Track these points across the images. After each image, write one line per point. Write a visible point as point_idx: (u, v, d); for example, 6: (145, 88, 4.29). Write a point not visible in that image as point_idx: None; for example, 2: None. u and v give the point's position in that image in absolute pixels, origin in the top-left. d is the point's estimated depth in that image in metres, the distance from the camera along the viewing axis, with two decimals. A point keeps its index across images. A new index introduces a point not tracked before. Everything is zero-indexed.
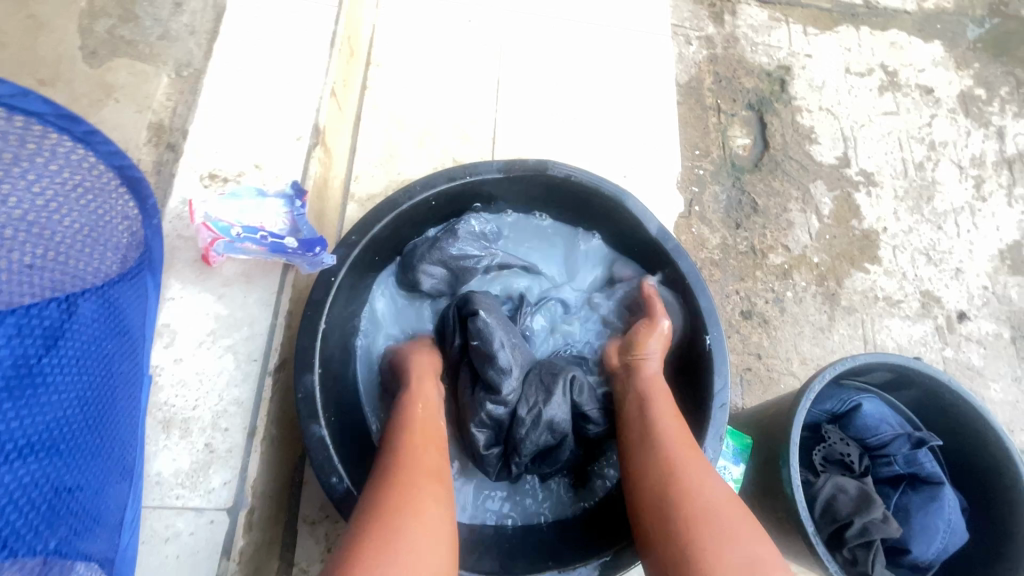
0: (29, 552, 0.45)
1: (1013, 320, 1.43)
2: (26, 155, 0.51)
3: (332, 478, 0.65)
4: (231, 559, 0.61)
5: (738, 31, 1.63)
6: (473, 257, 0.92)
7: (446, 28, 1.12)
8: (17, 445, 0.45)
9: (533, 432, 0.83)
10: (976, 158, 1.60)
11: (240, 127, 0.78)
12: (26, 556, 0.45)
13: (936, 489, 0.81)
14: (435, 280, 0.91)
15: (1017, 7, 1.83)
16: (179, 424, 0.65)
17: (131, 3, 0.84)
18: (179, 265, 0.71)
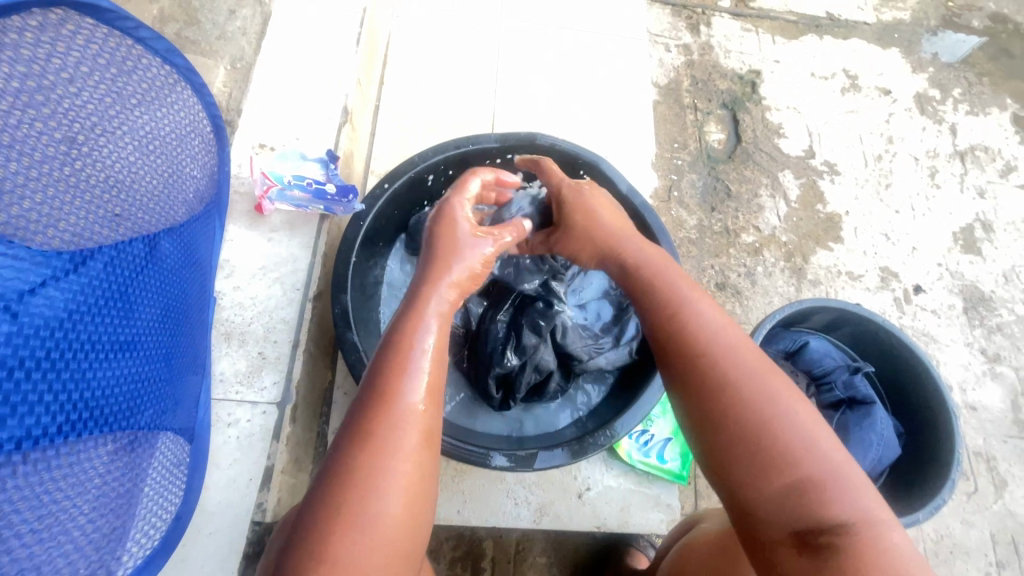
0: (126, 426, 0.60)
1: (965, 293, 1.58)
2: (145, 95, 0.66)
3: (364, 372, 0.79)
4: (279, 441, 0.79)
5: (712, 40, 1.81)
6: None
7: (452, 34, 1.30)
8: (111, 352, 0.59)
9: (526, 372, 0.98)
10: (931, 151, 1.76)
11: (284, 109, 0.96)
12: (124, 429, 0.60)
13: (869, 408, 0.96)
14: None
15: (968, 18, 2.02)
16: (237, 337, 0.82)
17: (194, 10, 1.01)
18: (237, 216, 0.87)
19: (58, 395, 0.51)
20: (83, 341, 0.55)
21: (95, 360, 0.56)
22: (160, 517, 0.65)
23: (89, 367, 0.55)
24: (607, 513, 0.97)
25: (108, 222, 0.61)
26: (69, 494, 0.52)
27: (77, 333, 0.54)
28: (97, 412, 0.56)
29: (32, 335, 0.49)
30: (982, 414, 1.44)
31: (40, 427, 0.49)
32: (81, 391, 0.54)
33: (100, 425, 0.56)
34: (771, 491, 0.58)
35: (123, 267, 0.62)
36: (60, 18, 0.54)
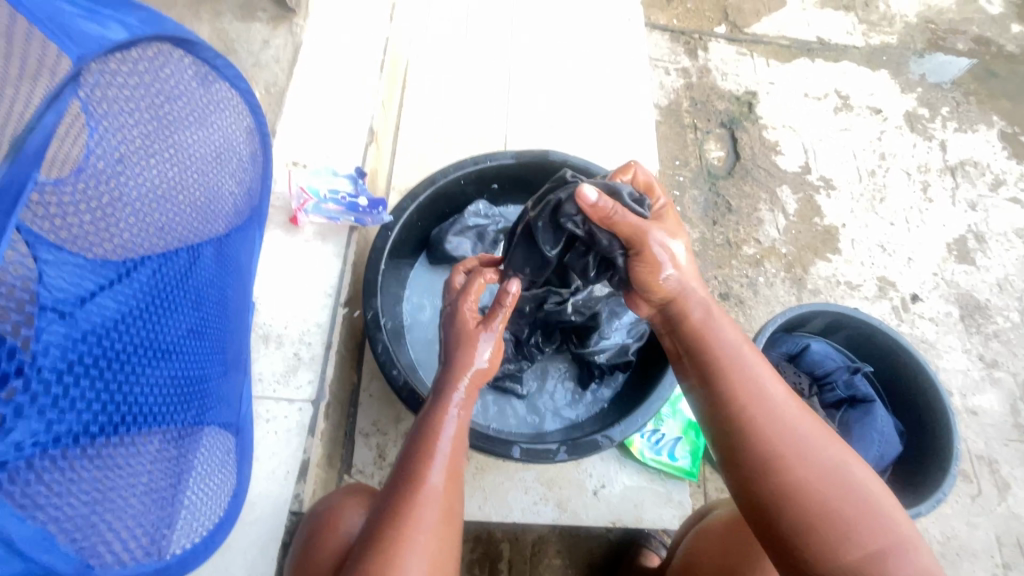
0: (172, 422, 0.64)
1: (961, 301, 1.63)
2: (204, 108, 0.71)
3: (393, 371, 0.84)
4: (314, 436, 0.84)
5: (710, 64, 1.91)
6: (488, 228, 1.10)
7: (466, 60, 1.39)
8: (156, 353, 0.62)
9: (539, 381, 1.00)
10: (923, 166, 1.84)
11: (316, 130, 1.04)
12: (170, 425, 0.63)
13: (869, 406, 1.01)
14: (458, 248, 1.08)
15: (953, 41, 2.13)
16: (274, 339, 0.87)
17: (231, 40, 1.10)
18: (274, 227, 0.93)
19: (109, 392, 0.54)
20: (131, 343, 0.58)
21: (142, 360, 0.60)
22: (214, 502, 0.70)
23: (138, 367, 0.59)
24: (622, 509, 1.00)
25: (159, 231, 0.65)
26: (120, 485, 0.55)
27: (128, 336, 0.58)
28: (144, 408, 0.59)
29: (91, 337, 0.53)
30: (982, 418, 1.48)
31: (96, 421, 0.52)
32: (130, 390, 0.57)
33: (146, 421, 0.59)
34: (851, 560, 0.66)
35: (168, 273, 0.66)
36: (155, 49, 0.59)
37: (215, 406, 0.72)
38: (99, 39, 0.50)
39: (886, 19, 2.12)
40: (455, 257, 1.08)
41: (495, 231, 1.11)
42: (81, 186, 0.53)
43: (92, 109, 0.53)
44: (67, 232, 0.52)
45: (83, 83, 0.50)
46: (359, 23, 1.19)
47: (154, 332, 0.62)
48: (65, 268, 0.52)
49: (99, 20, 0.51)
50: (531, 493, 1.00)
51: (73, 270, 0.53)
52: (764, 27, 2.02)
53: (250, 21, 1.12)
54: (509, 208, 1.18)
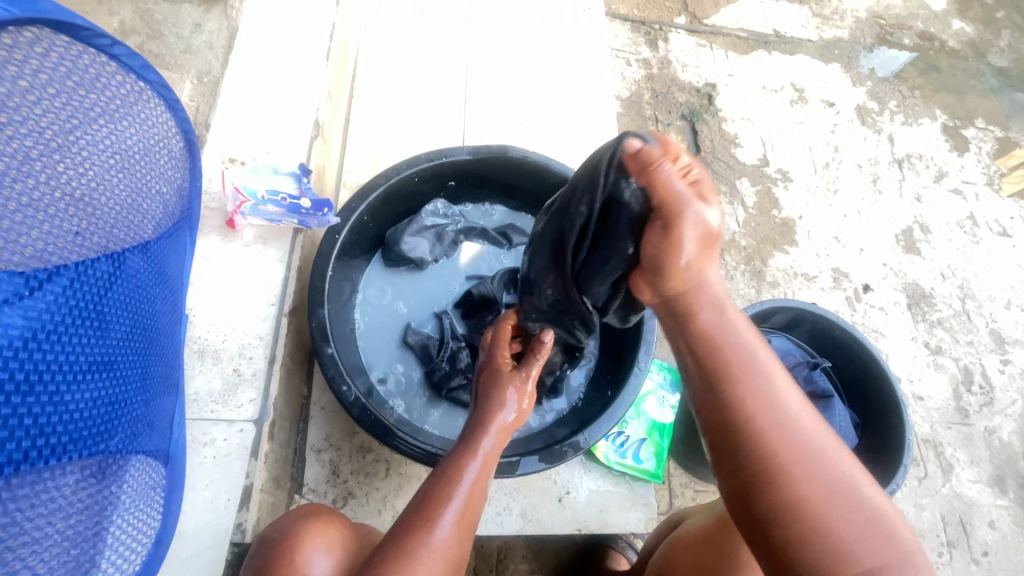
0: (96, 451, 0.56)
1: (909, 290, 1.69)
2: (111, 103, 0.62)
3: (343, 386, 0.79)
4: (258, 459, 0.77)
5: (670, 55, 1.89)
6: (444, 228, 1.06)
7: (420, 48, 1.32)
8: (76, 375, 0.55)
9: None
10: (873, 159, 1.89)
11: (255, 124, 0.96)
12: (93, 454, 0.56)
13: (828, 401, 1.02)
14: (415, 249, 1.03)
15: (900, 36, 2.19)
16: (211, 355, 0.80)
17: (157, 23, 1.00)
18: (207, 231, 0.86)
19: (15, 422, 0.47)
20: (49, 364, 0.51)
21: (64, 382, 0.53)
22: (141, 542, 0.63)
23: (56, 391, 0.52)
24: (588, 515, 0.99)
25: (74, 236, 0.58)
26: (34, 524, 0.48)
27: (44, 358, 0.51)
28: (62, 438, 0.52)
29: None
30: (928, 403, 1.54)
31: (7, 455, 0.45)
32: (49, 416, 0.50)
33: (66, 451, 0.52)
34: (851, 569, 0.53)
35: (88, 284, 0.59)
36: (30, 36, 0.51)
37: (144, 433, 0.65)
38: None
39: (839, 13, 2.16)
40: (412, 259, 1.04)
41: (454, 232, 1.07)
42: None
43: None
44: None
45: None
46: (302, 7, 1.10)
47: (73, 352, 0.55)
48: None
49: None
50: (496, 503, 0.97)
51: None
52: (722, 18, 2.02)
53: (177, 3, 1.03)
54: (470, 207, 1.13)
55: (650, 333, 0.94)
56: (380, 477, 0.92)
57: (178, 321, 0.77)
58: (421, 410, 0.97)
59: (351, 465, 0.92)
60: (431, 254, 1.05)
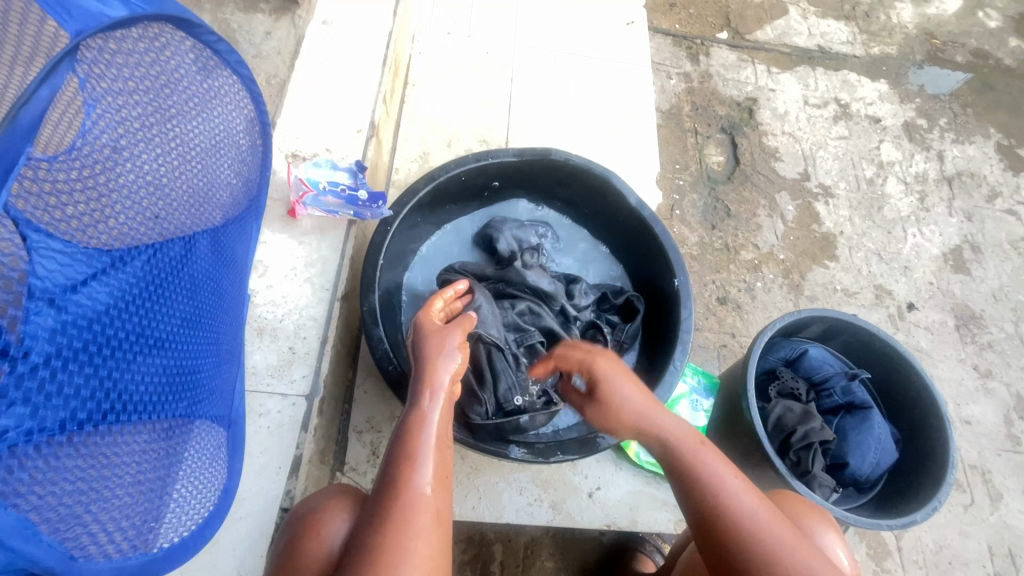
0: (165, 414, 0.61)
1: (957, 311, 1.64)
2: (205, 95, 0.69)
3: (388, 365, 0.84)
4: (307, 432, 0.82)
5: (711, 69, 1.91)
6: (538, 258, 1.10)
7: (467, 58, 1.38)
8: (148, 343, 0.60)
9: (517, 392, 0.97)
10: (920, 176, 1.85)
11: (316, 123, 1.03)
12: (163, 417, 0.61)
13: (867, 413, 1.00)
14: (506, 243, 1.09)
15: (952, 53, 2.14)
16: (269, 332, 0.86)
17: (233, 31, 1.10)
18: (271, 219, 0.92)
19: (99, 385, 0.51)
20: (127, 330, 0.56)
21: (138, 348, 0.58)
22: (206, 496, 0.68)
23: (130, 356, 0.56)
24: (617, 512, 0.99)
25: (150, 218, 0.63)
26: (103, 478, 0.52)
27: (123, 323, 0.56)
28: (135, 401, 0.56)
29: (87, 322, 0.51)
30: (976, 427, 1.48)
31: (88, 411, 0.50)
32: (123, 380, 0.55)
33: (141, 412, 0.57)
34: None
35: (165, 260, 0.64)
36: (154, 32, 0.58)
37: (209, 399, 0.71)
38: (95, 14, 0.49)
39: (887, 29, 2.14)
40: (494, 252, 1.09)
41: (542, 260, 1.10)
42: (67, 171, 0.50)
43: (95, 78, 0.51)
44: (54, 215, 0.49)
45: (79, 56, 0.47)
46: (362, 16, 1.17)
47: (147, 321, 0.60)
48: (64, 257, 0.51)
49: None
50: (526, 494, 0.98)
51: (57, 259, 0.51)
52: (766, 34, 2.03)
53: (251, 13, 1.12)
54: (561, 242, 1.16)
55: (686, 333, 0.95)
56: None
57: (244, 298, 0.84)
58: None
59: (390, 447, 0.96)
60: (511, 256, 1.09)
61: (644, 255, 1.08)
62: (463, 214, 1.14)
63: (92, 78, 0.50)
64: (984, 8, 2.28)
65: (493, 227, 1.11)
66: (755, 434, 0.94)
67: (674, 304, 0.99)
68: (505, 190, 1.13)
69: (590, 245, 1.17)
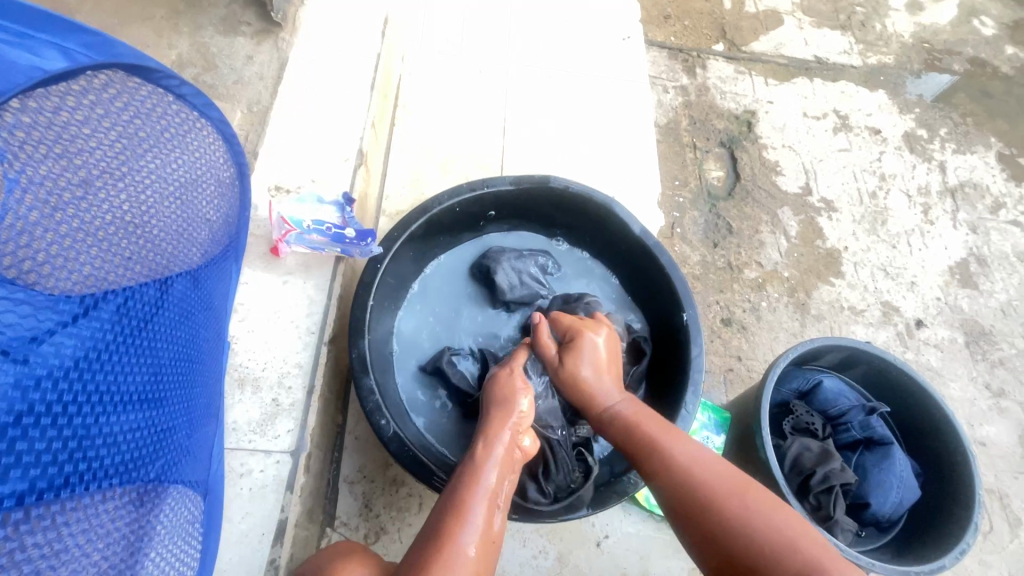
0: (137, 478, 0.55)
1: (966, 327, 1.60)
2: (176, 137, 0.64)
3: (382, 420, 0.78)
4: (293, 491, 0.76)
5: (708, 82, 1.88)
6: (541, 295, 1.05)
7: (459, 77, 1.33)
8: (118, 399, 0.54)
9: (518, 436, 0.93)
10: (923, 188, 1.81)
11: (300, 153, 0.98)
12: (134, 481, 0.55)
13: (887, 449, 0.95)
14: (506, 279, 1.03)
15: (949, 62, 2.12)
16: (251, 382, 0.80)
17: (212, 56, 1.04)
18: (253, 259, 0.87)
19: (55, 453, 0.45)
20: (92, 389, 0.51)
21: (106, 407, 0.52)
22: (182, 574, 0.61)
23: (96, 417, 0.51)
24: (628, 562, 0.93)
25: (126, 259, 0.57)
26: (70, 555, 0.45)
27: (87, 381, 0.50)
28: (100, 467, 0.50)
29: (42, 385, 0.45)
30: (991, 449, 1.44)
31: (45, 480, 0.44)
32: (86, 444, 0.49)
33: (108, 478, 0.51)
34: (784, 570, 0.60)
35: (135, 308, 0.58)
36: (103, 79, 0.54)
37: (184, 463, 0.64)
38: (32, 69, 0.45)
39: (883, 39, 2.11)
40: (493, 287, 1.04)
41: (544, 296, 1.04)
42: (23, 206, 0.46)
43: (19, 145, 0.46)
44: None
45: (1, 121, 0.44)
46: (348, 38, 1.12)
47: (117, 376, 0.54)
48: (15, 304, 0.45)
49: (35, 46, 0.47)
50: (530, 545, 0.92)
51: (19, 305, 0.45)
52: (762, 45, 2.00)
53: (232, 36, 1.07)
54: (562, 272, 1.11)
55: (697, 371, 0.90)
56: (413, 513, 0.90)
57: (223, 348, 0.78)
58: (448, 423, 0.96)
59: (384, 499, 0.90)
60: (512, 292, 1.03)
61: (649, 286, 1.02)
62: (459, 245, 1.09)
63: (26, 130, 0.46)
64: (979, 16, 2.26)
65: (491, 260, 1.05)
66: (773, 478, 0.88)
67: (684, 340, 0.93)
68: (502, 218, 1.08)
69: (592, 274, 1.12)
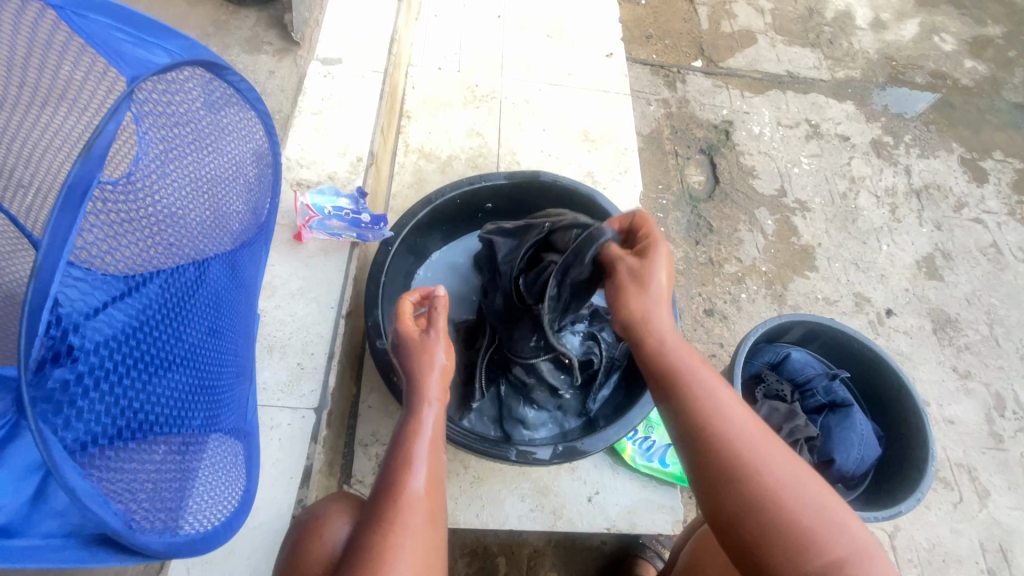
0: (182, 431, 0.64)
1: (933, 315, 1.71)
2: (228, 127, 0.74)
3: (393, 376, 0.89)
4: (317, 442, 0.86)
5: (688, 95, 2.02)
6: None
7: (459, 91, 1.47)
8: (169, 362, 0.63)
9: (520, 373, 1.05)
10: (890, 190, 1.95)
11: (319, 154, 1.10)
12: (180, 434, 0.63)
13: (849, 410, 1.05)
14: None
15: (911, 75, 2.29)
16: (279, 349, 0.90)
17: (239, 70, 1.17)
18: (279, 243, 0.98)
19: (126, 402, 0.54)
20: (151, 352, 0.59)
21: (159, 367, 0.61)
22: (228, 504, 0.71)
23: (154, 375, 0.59)
24: (617, 516, 1.02)
25: (168, 245, 0.66)
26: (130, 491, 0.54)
27: (148, 345, 0.59)
28: (156, 419, 0.59)
29: (117, 343, 0.54)
30: (959, 427, 1.54)
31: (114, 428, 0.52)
32: (148, 399, 0.57)
33: (162, 429, 0.59)
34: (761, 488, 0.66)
35: (179, 286, 0.67)
36: (188, 77, 0.62)
37: (221, 412, 0.74)
38: (144, 61, 0.51)
39: (850, 55, 2.28)
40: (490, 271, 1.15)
41: None
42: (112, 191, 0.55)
43: (145, 111, 0.56)
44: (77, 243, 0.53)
45: (146, 89, 0.55)
46: (360, 56, 1.26)
47: (167, 343, 0.63)
48: (84, 281, 0.54)
49: (146, 45, 0.52)
50: (527, 500, 1.01)
51: (81, 283, 0.53)
52: (737, 62, 2.16)
53: (256, 54, 1.20)
54: None
55: None
56: None
57: (252, 318, 0.88)
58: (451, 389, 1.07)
59: None
60: None
61: None
62: (458, 236, 1.20)
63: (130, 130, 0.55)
64: (938, 33, 2.44)
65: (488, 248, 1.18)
66: None
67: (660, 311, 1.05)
68: (497, 211, 1.20)
69: None
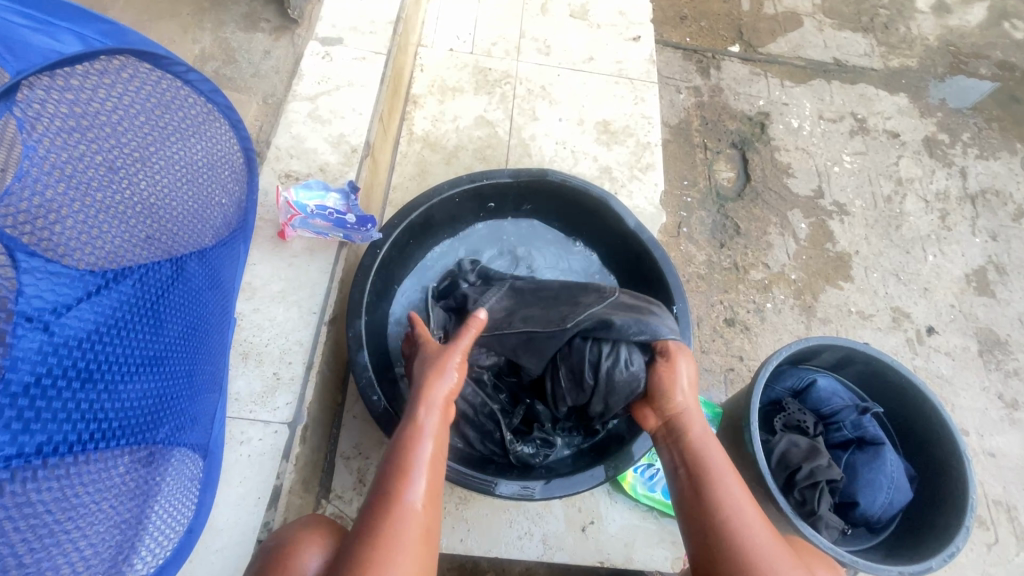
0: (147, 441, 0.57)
1: (980, 335, 1.56)
2: (191, 118, 0.66)
3: (373, 396, 0.84)
4: (288, 459, 0.81)
5: (722, 83, 1.87)
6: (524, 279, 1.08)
7: (469, 75, 1.37)
8: (137, 365, 0.56)
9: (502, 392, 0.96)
10: (941, 194, 1.78)
11: (311, 144, 1.03)
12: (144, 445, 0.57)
13: (879, 450, 0.95)
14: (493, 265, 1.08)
15: (976, 65, 2.07)
16: (255, 356, 0.85)
17: (232, 50, 1.10)
18: (262, 241, 0.92)
19: (79, 410, 0.47)
20: (113, 356, 0.53)
21: (122, 372, 0.54)
22: (173, 534, 0.64)
23: (115, 381, 0.53)
24: (611, 549, 0.96)
25: (142, 237, 0.58)
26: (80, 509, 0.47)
27: (108, 348, 0.52)
28: (115, 427, 0.52)
29: (69, 344, 0.47)
30: (1001, 460, 1.41)
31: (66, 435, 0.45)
32: (106, 405, 0.51)
33: (122, 438, 0.53)
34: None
35: (152, 283, 0.60)
36: (119, 64, 0.56)
37: (189, 427, 0.67)
38: (42, 50, 0.49)
39: (906, 41, 2.07)
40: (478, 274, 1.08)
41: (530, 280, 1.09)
42: (57, 173, 0.48)
43: (48, 115, 0.47)
44: (23, 224, 0.45)
45: (23, 93, 0.45)
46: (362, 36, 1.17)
47: (134, 345, 0.56)
48: (43, 274, 0.46)
49: (53, 30, 0.51)
50: (517, 527, 0.95)
51: (47, 278, 0.46)
52: (779, 46, 1.98)
53: (252, 32, 1.13)
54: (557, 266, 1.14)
55: None
56: None
57: (230, 323, 0.82)
58: None
59: None
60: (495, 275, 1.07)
61: (642, 278, 1.05)
62: (460, 234, 1.12)
63: (64, 116, 0.49)
64: (1010, 19, 2.20)
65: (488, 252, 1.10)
66: (758, 471, 0.89)
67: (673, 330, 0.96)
68: (500, 210, 1.12)
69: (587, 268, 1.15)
